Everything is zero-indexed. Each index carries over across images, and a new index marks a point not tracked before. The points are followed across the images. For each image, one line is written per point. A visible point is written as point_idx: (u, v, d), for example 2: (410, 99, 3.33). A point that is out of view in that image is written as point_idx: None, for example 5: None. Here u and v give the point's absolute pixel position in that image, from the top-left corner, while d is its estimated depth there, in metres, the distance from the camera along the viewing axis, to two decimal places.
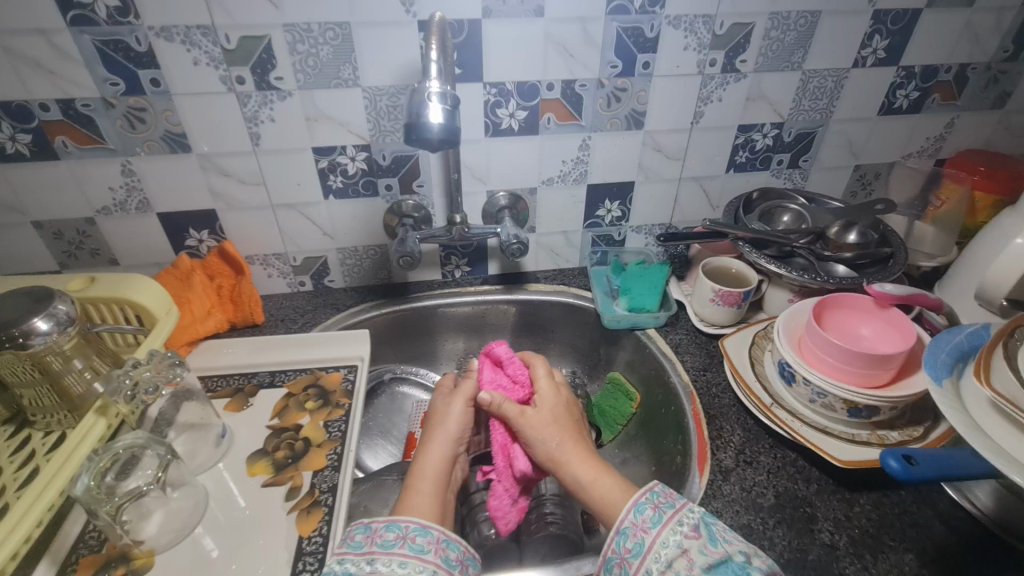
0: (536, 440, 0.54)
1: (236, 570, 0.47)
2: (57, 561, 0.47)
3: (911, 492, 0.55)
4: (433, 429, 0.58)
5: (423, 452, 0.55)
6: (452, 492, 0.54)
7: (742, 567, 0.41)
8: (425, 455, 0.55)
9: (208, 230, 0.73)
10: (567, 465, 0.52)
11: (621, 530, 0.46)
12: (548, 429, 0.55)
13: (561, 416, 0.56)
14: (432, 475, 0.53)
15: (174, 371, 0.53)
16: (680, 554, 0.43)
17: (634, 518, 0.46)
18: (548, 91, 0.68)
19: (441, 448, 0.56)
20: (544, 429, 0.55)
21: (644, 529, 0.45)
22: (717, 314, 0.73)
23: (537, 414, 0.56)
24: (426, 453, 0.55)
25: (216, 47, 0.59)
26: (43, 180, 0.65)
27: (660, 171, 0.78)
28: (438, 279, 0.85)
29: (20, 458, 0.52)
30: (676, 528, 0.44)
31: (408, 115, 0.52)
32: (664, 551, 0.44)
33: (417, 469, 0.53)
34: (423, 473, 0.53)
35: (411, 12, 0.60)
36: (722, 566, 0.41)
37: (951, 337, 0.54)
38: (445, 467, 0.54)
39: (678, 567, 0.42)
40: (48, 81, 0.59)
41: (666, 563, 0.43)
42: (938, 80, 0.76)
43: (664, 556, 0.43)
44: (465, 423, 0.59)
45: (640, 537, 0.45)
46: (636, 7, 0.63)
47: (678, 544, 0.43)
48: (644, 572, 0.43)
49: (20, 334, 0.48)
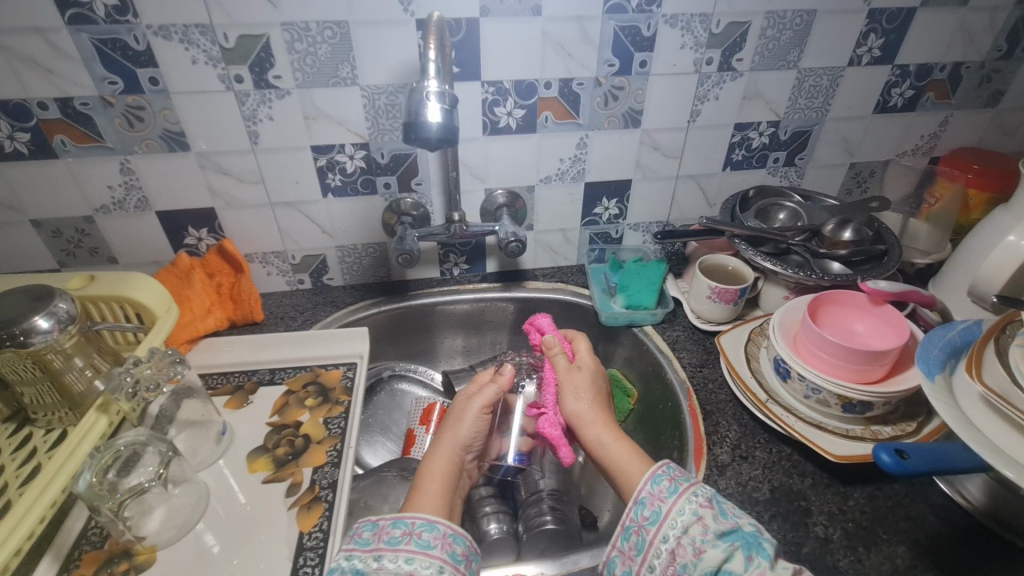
0: (572, 396, 0.59)
1: (237, 565, 0.48)
2: (60, 557, 0.48)
3: (904, 486, 0.55)
4: (450, 433, 0.56)
5: (432, 455, 0.55)
6: (458, 497, 0.54)
7: (752, 535, 0.43)
8: (435, 459, 0.54)
9: (207, 228, 0.73)
10: (592, 431, 0.57)
11: (640, 499, 0.47)
12: (584, 392, 0.59)
13: (597, 384, 0.60)
14: (438, 479, 0.53)
15: (174, 369, 0.52)
16: (695, 521, 0.44)
17: (652, 488, 0.47)
18: (546, 90, 0.68)
19: (452, 454, 0.55)
20: (580, 391, 0.59)
21: (662, 498, 0.47)
22: (713, 311, 0.74)
23: (579, 373, 0.60)
24: (438, 457, 0.54)
25: (215, 46, 0.60)
26: (41, 178, 0.65)
27: (657, 169, 0.79)
28: (437, 277, 0.85)
29: (21, 455, 0.52)
30: (691, 498, 0.45)
31: (406, 114, 0.53)
32: (679, 518, 0.45)
33: (426, 473, 0.53)
34: (431, 477, 0.53)
35: (408, 11, 0.60)
36: (734, 534, 0.43)
37: (944, 333, 0.55)
38: (454, 473, 0.54)
39: (694, 533, 0.44)
40: (46, 79, 0.59)
41: (682, 529, 0.44)
42: (932, 79, 0.76)
43: (680, 523, 0.45)
44: (484, 431, 0.57)
45: (658, 505, 0.46)
46: (633, 6, 0.64)
47: (694, 512, 0.45)
48: (662, 535, 0.45)
49: (20, 333, 0.48)
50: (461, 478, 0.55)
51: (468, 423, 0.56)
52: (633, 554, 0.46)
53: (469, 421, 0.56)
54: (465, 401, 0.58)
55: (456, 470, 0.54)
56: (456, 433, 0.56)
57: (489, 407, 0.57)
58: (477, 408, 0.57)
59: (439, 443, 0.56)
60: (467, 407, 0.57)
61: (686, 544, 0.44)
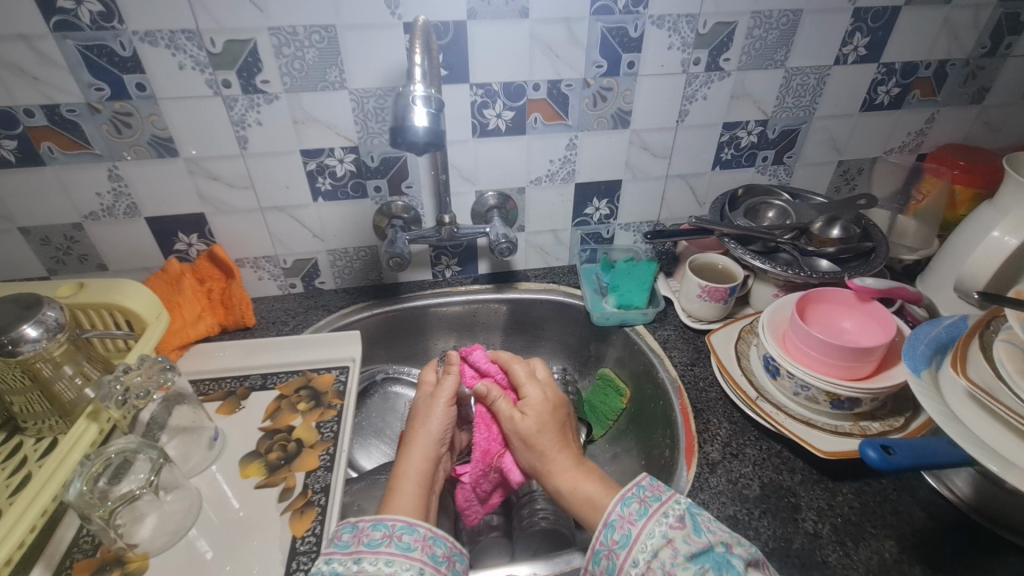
0: (517, 436, 0.57)
1: (231, 570, 0.48)
2: (52, 565, 0.48)
3: (892, 481, 0.56)
4: (420, 429, 0.58)
5: (403, 455, 0.56)
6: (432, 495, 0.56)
7: (722, 556, 0.42)
8: (406, 459, 0.56)
9: (197, 234, 0.73)
10: (549, 469, 0.55)
11: (609, 523, 0.47)
12: (525, 434, 0.56)
13: (543, 424, 0.56)
14: (415, 474, 0.54)
15: (164, 375, 0.52)
16: (665, 544, 0.44)
17: (622, 511, 0.47)
18: (535, 91, 0.69)
19: (421, 451, 0.56)
20: (527, 439, 0.56)
21: (631, 521, 0.46)
22: (704, 309, 0.74)
23: (516, 418, 0.57)
24: (408, 455, 0.56)
25: (202, 51, 0.59)
26: (29, 186, 0.65)
27: (647, 169, 0.79)
28: (429, 279, 0.85)
29: (12, 464, 0.52)
30: (660, 520, 0.45)
31: (393, 119, 0.52)
32: (649, 541, 0.45)
33: (400, 471, 0.55)
34: (408, 473, 0.55)
35: (396, 14, 0.60)
36: (705, 555, 0.43)
37: (930, 329, 0.56)
38: (427, 468, 0.56)
39: (664, 557, 0.44)
40: (32, 87, 0.58)
41: (652, 553, 0.44)
42: (918, 77, 0.77)
43: (650, 546, 0.44)
44: (451, 423, 0.59)
45: (627, 529, 0.46)
46: (620, 7, 0.64)
47: (664, 535, 0.44)
48: (633, 560, 0.44)
49: (9, 342, 0.48)
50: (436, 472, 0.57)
51: (434, 419, 0.58)
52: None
53: (434, 417, 0.58)
54: (430, 401, 0.60)
55: (430, 467, 0.56)
56: (424, 430, 0.58)
57: (451, 401, 0.60)
58: (442, 403, 0.59)
59: (407, 441, 0.58)
60: (433, 406, 0.59)
61: (656, 568, 0.43)
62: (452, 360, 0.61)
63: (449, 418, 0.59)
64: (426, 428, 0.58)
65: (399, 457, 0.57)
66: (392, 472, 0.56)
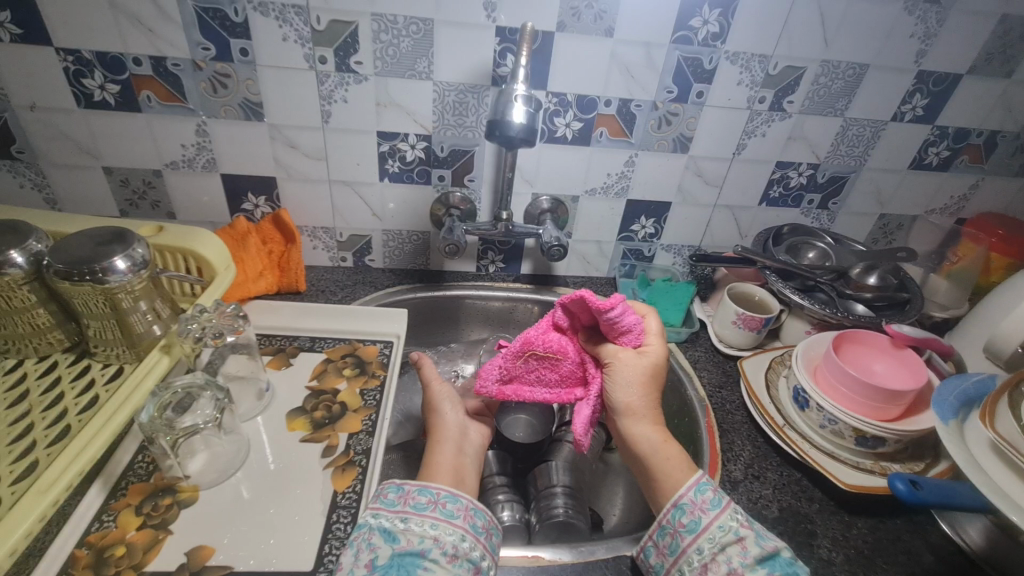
0: (622, 381, 0.55)
1: (273, 513, 0.50)
2: (108, 485, 0.50)
3: (906, 523, 0.58)
4: (432, 405, 0.62)
5: (434, 425, 0.60)
6: (469, 459, 0.57)
7: (789, 563, 0.44)
8: (440, 427, 0.59)
9: (265, 197, 0.76)
10: (640, 416, 0.55)
11: (680, 504, 0.48)
12: (638, 376, 0.55)
13: (655, 375, 0.56)
14: (451, 439, 0.58)
15: (238, 321, 0.57)
16: (736, 541, 0.45)
17: (695, 497, 0.49)
18: (605, 106, 0.72)
19: (451, 420, 0.60)
20: (635, 381, 0.55)
21: (703, 508, 0.48)
22: (737, 336, 0.77)
23: (637, 359, 0.55)
24: (440, 423, 0.60)
25: (306, 27, 0.63)
26: (121, 129, 0.68)
27: (697, 195, 0.82)
28: (473, 271, 0.88)
29: (80, 385, 0.55)
30: (733, 515, 0.47)
31: (494, 113, 0.60)
32: (718, 533, 0.46)
33: (438, 436, 0.58)
34: (445, 438, 0.58)
35: (491, 18, 0.64)
36: (772, 560, 0.44)
37: (960, 383, 0.57)
38: (459, 436, 0.59)
39: (731, 552, 0.45)
40: (145, 38, 0.62)
41: (719, 545, 0.45)
42: (969, 143, 0.80)
43: (718, 538, 0.46)
44: (457, 398, 0.63)
45: (698, 515, 0.47)
46: (699, 40, 0.68)
47: (735, 531, 0.46)
48: (697, 547, 0.46)
49: (99, 270, 0.52)
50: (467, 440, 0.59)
51: (437, 394, 0.63)
52: (667, 551, 0.48)
53: (437, 394, 0.62)
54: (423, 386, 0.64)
55: (463, 437, 0.59)
56: (434, 406, 0.61)
57: (442, 379, 0.64)
58: (437, 382, 0.64)
59: (431, 416, 0.61)
60: (428, 388, 0.63)
61: (721, 561, 0.45)
62: (419, 358, 0.65)
63: (450, 392, 0.63)
64: (438, 414, 0.60)
65: (432, 427, 0.60)
66: (429, 439, 0.59)
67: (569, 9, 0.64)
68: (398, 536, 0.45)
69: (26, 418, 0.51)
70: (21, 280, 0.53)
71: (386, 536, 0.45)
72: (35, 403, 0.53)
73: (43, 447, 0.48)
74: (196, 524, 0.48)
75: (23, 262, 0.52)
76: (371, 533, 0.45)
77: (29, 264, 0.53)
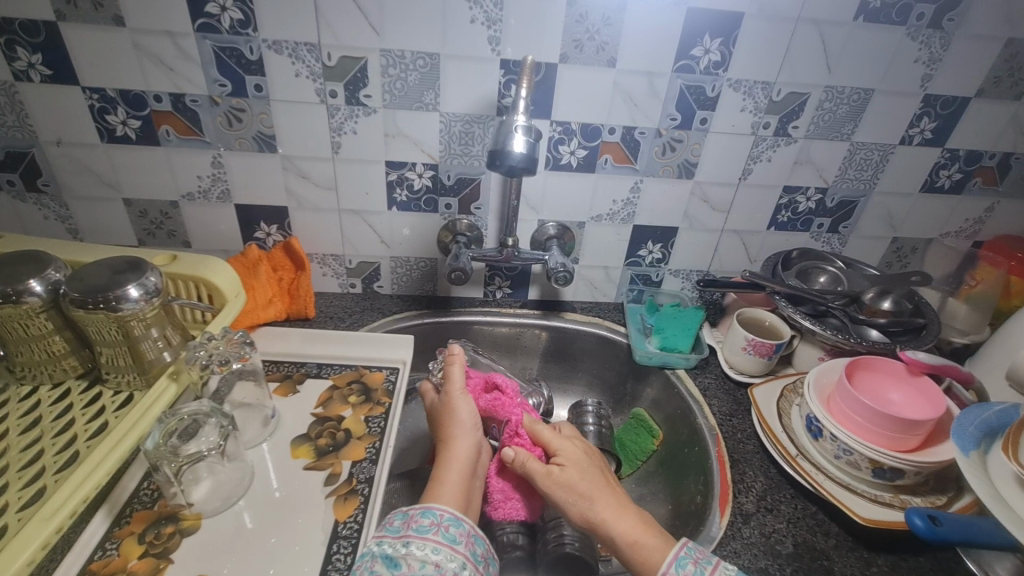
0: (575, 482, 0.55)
1: (274, 543, 0.50)
2: (112, 512, 0.51)
3: (929, 560, 0.55)
4: (455, 419, 0.61)
5: (452, 440, 0.59)
6: (477, 481, 0.57)
7: None
8: (456, 444, 0.58)
9: (277, 225, 0.78)
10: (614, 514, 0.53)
11: None
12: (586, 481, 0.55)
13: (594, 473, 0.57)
14: (465, 458, 0.57)
15: (244, 348, 0.58)
16: None
17: (679, 572, 0.47)
18: (609, 134, 0.73)
19: (467, 438, 0.59)
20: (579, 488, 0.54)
21: None
22: (747, 363, 0.75)
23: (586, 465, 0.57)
24: (456, 440, 0.59)
25: (318, 63, 0.66)
26: (140, 162, 0.71)
27: (704, 221, 0.82)
28: (480, 297, 0.89)
29: (91, 412, 0.56)
30: None
31: (495, 144, 0.61)
32: None
33: (451, 454, 0.57)
34: (458, 454, 0.57)
35: (496, 51, 0.66)
36: None
37: (979, 412, 0.55)
38: (473, 456, 0.58)
39: None
40: (166, 76, 0.65)
41: None
42: (982, 165, 0.79)
43: None
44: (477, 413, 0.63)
45: None
46: (701, 68, 0.68)
47: None
48: None
49: (113, 298, 0.53)
50: (479, 459, 0.59)
51: (460, 406, 0.62)
52: None
53: (460, 407, 0.62)
54: (448, 392, 0.63)
55: (475, 457, 0.58)
56: (456, 419, 0.61)
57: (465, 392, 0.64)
58: (461, 394, 0.63)
59: (449, 430, 0.60)
60: (452, 396, 0.63)
61: None
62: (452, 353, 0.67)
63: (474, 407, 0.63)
64: (461, 433, 0.59)
65: (447, 442, 0.59)
66: (443, 455, 0.58)
67: (572, 41, 0.66)
68: (399, 561, 0.44)
69: (37, 444, 0.52)
70: (38, 308, 0.54)
71: (387, 562, 0.44)
72: (47, 429, 0.54)
73: (50, 474, 0.48)
74: (198, 552, 0.48)
75: (41, 291, 0.54)
76: (374, 561, 0.44)
77: (47, 292, 0.55)
